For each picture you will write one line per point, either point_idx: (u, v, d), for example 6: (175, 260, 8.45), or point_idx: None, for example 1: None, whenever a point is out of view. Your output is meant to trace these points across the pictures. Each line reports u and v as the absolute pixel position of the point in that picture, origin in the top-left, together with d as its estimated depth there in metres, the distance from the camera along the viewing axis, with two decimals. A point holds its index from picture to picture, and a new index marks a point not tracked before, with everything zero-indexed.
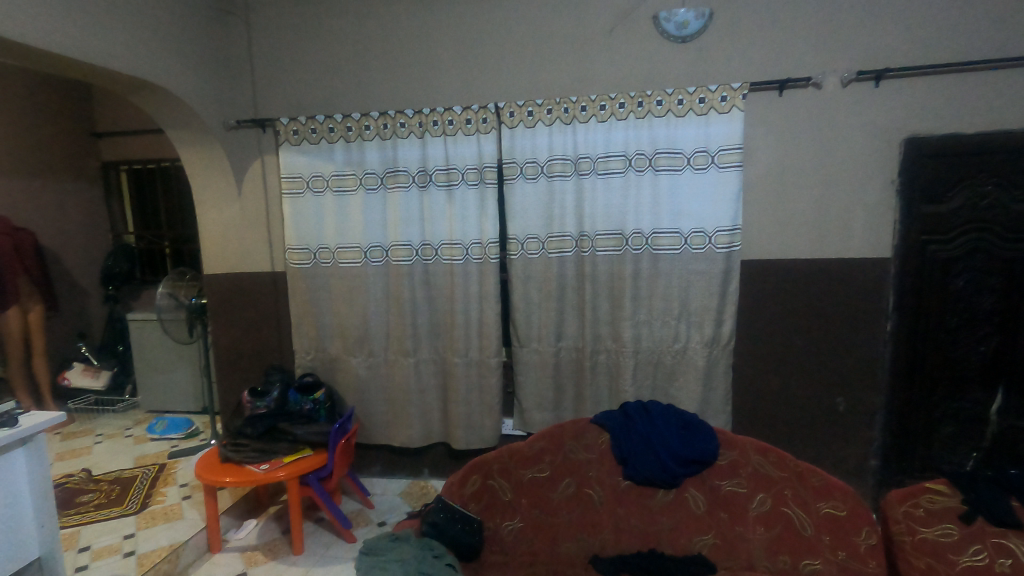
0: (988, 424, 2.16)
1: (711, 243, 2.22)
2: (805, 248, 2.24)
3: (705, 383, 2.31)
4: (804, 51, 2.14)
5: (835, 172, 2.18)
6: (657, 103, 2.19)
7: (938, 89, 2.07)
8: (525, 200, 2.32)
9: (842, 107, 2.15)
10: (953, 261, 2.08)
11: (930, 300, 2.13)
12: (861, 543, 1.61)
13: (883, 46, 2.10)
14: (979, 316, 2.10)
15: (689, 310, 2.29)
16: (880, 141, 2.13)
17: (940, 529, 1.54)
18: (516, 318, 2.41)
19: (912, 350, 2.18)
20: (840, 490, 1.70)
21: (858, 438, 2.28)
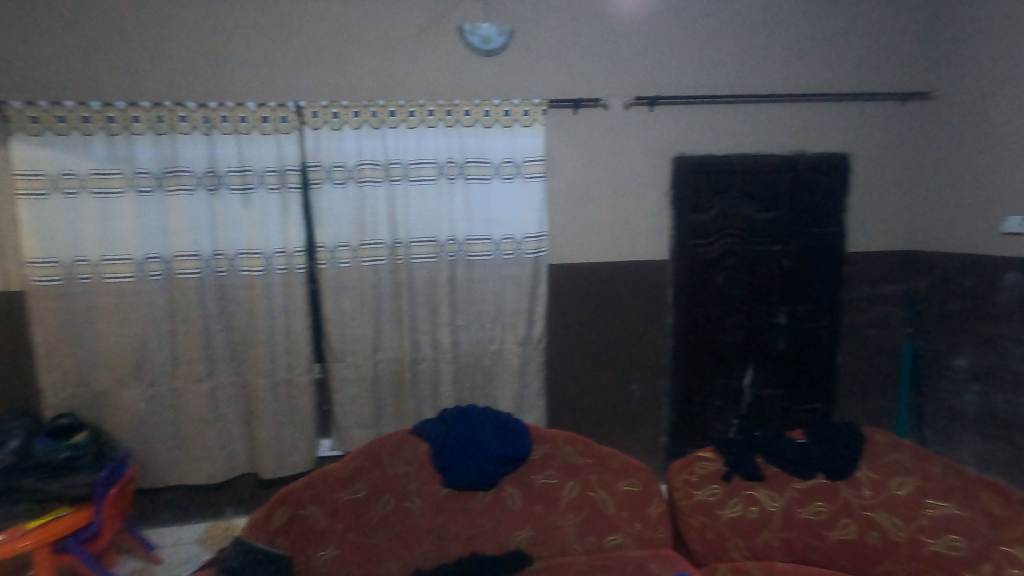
0: (744, 395, 2.59)
1: (521, 248, 2.35)
2: (601, 252, 2.48)
3: (521, 382, 2.43)
4: (593, 75, 2.38)
5: (624, 184, 2.45)
6: (465, 112, 2.25)
7: (699, 116, 2.45)
8: (333, 206, 2.20)
9: (626, 127, 2.42)
10: (712, 261, 2.48)
11: (700, 295, 2.49)
12: (653, 512, 1.83)
13: (655, 75, 2.41)
14: (734, 306, 2.52)
15: (503, 313, 2.38)
16: (656, 158, 2.46)
17: (708, 490, 1.79)
18: (329, 331, 2.27)
19: (689, 338, 2.51)
20: (635, 468, 1.92)
21: (651, 419, 2.57)
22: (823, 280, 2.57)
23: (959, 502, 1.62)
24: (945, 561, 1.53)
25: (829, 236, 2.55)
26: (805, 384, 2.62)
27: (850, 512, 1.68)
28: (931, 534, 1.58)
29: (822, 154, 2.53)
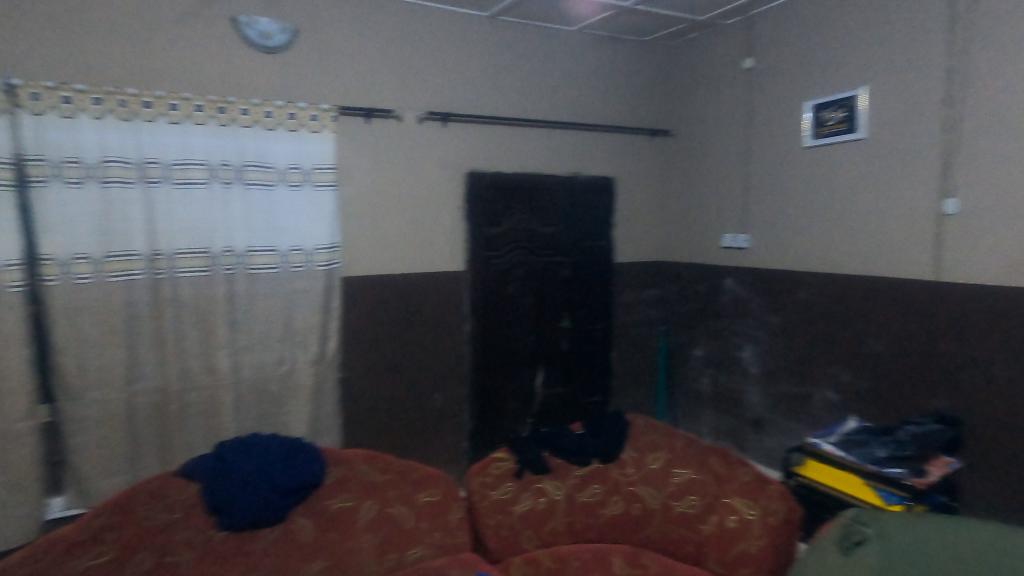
0: (536, 396, 2.80)
1: (311, 260, 2.22)
2: (397, 264, 2.46)
3: (314, 403, 2.29)
4: (384, 86, 2.36)
5: (419, 197, 2.48)
6: (242, 111, 2.06)
7: (488, 136, 2.60)
8: (65, 210, 1.82)
9: (419, 141, 2.45)
10: (504, 271, 2.64)
11: (494, 303, 2.63)
12: (451, 518, 1.83)
13: (446, 93, 2.50)
14: (524, 313, 2.72)
15: (293, 330, 2.22)
16: (449, 173, 2.53)
17: (502, 489, 1.90)
18: (61, 363, 1.86)
19: (486, 345, 2.63)
20: (435, 479, 1.93)
21: (453, 428, 2.61)
22: (596, 287, 2.92)
23: (696, 467, 1.89)
24: (687, 518, 1.77)
25: (601, 248, 2.92)
26: (585, 380, 2.94)
27: (618, 489, 1.88)
28: (677, 497, 1.82)
29: (593, 177, 2.88)
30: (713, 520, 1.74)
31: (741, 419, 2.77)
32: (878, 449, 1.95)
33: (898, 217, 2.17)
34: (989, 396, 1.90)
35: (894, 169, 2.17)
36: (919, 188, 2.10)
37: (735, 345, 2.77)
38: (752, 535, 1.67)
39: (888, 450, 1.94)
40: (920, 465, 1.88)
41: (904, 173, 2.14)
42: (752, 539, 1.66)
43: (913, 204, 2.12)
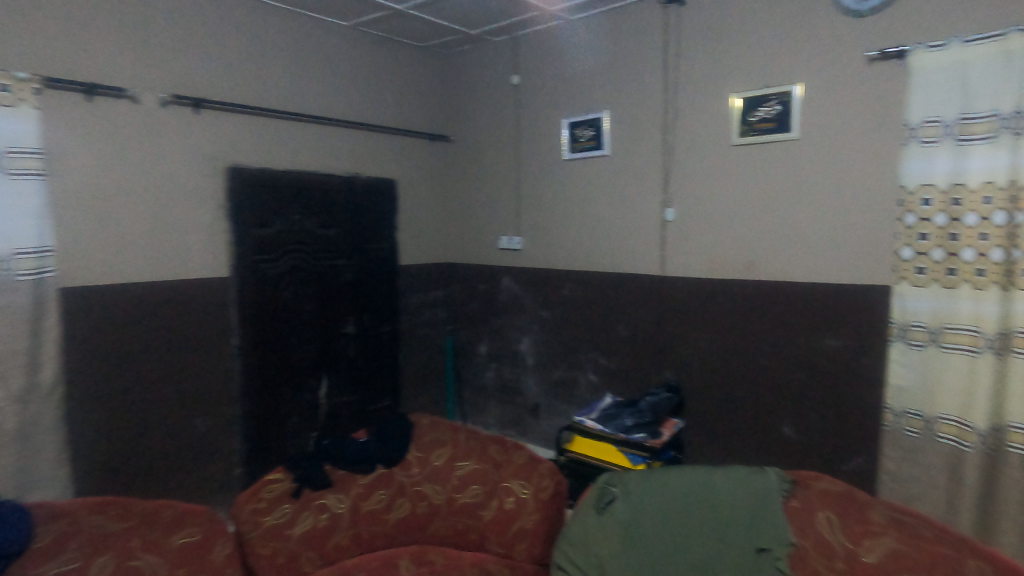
0: (320, 407, 2.64)
1: (7, 268, 1.75)
2: (138, 270, 2.09)
3: (19, 449, 1.81)
4: (112, 59, 1.99)
5: (165, 193, 2.15)
6: None
7: (252, 129, 2.38)
8: None
9: (162, 128, 2.13)
10: (278, 276, 2.43)
11: (267, 311, 2.40)
12: (217, 556, 1.65)
13: (197, 76, 2.21)
14: (303, 320, 2.54)
15: None
16: (205, 166, 2.24)
17: (278, 512, 1.74)
18: None
19: (259, 358, 2.39)
20: (194, 517, 1.76)
21: (221, 454, 2.31)
22: (381, 290, 2.87)
23: (477, 457, 1.93)
24: (470, 507, 1.84)
25: (384, 250, 2.89)
26: (373, 385, 2.88)
27: (403, 491, 1.88)
28: (460, 489, 1.87)
29: (373, 178, 2.83)
30: (493, 505, 1.83)
31: (522, 406, 3.00)
32: (627, 418, 2.29)
33: (633, 223, 2.58)
34: (700, 365, 2.39)
35: (629, 182, 2.58)
36: (648, 199, 2.53)
37: (514, 339, 2.99)
38: (526, 513, 1.80)
39: (635, 418, 2.29)
40: (657, 428, 2.26)
41: (637, 186, 2.56)
42: (526, 516, 1.80)
43: (644, 212, 2.55)
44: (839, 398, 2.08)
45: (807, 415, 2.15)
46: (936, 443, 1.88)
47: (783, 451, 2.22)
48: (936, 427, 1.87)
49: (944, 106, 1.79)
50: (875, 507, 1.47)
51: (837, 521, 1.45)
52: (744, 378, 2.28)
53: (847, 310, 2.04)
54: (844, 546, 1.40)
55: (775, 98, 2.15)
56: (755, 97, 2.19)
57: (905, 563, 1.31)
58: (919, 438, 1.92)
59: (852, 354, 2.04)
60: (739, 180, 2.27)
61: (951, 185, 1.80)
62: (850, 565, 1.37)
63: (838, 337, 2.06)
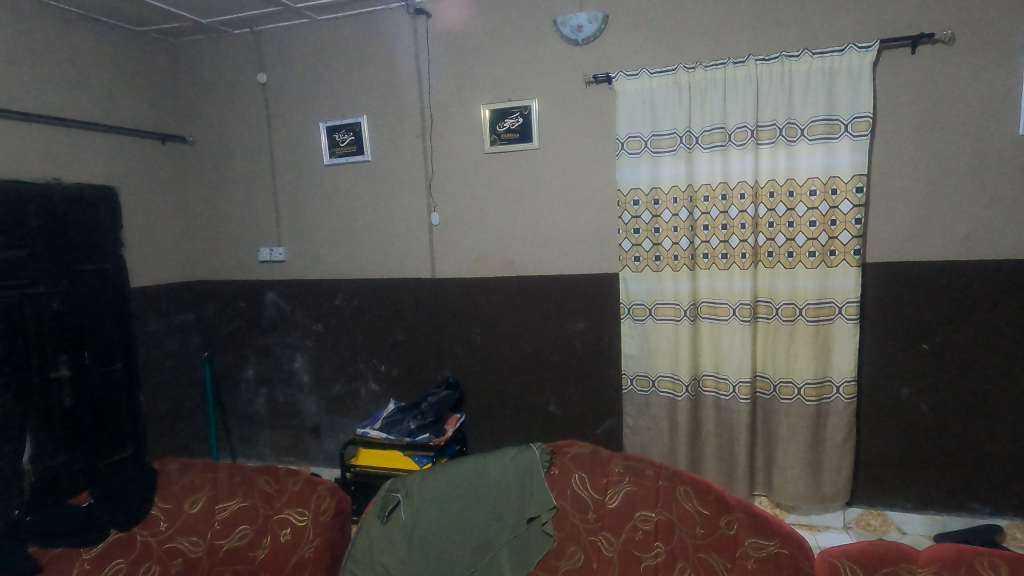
0: (26, 475, 2.08)
1: None
2: None
3: None
4: None
5: None
6: None
7: None
8: None
9: None
10: None
11: None
12: None
13: None
14: None
15: None
16: None
17: None
18: None
19: None
20: None
21: None
22: (106, 319, 2.39)
23: (242, 493, 1.75)
24: (237, 552, 1.65)
25: (107, 272, 2.40)
26: (105, 435, 2.39)
27: (149, 554, 1.61)
28: (224, 534, 1.67)
29: (84, 185, 2.33)
30: (266, 542, 1.66)
31: (300, 429, 2.80)
32: (411, 421, 2.30)
33: (400, 228, 2.61)
34: (474, 360, 2.53)
35: (392, 188, 2.60)
36: (412, 204, 2.58)
37: (285, 358, 2.77)
38: (306, 540, 1.65)
39: (417, 420, 2.31)
40: (439, 426, 2.32)
41: (399, 192, 2.59)
42: (306, 544, 1.64)
43: (410, 217, 2.59)
44: (587, 373, 2.41)
45: (565, 391, 2.44)
46: (659, 398, 2.31)
47: (549, 427, 2.49)
48: (658, 383, 2.30)
49: (642, 124, 2.19)
50: (613, 459, 1.74)
51: (586, 479, 1.69)
52: (514, 367, 2.49)
53: (588, 296, 2.37)
54: (593, 498, 1.65)
55: (518, 111, 2.38)
56: (501, 110, 2.40)
57: (635, 502, 1.60)
58: (647, 396, 2.32)
59: (594, 333, 2.38)
60: (492, 185, 2.47)
61: (651, 188, 2.22)
62: (598, 514, 1.61)
63: (583, 320, 2.39)
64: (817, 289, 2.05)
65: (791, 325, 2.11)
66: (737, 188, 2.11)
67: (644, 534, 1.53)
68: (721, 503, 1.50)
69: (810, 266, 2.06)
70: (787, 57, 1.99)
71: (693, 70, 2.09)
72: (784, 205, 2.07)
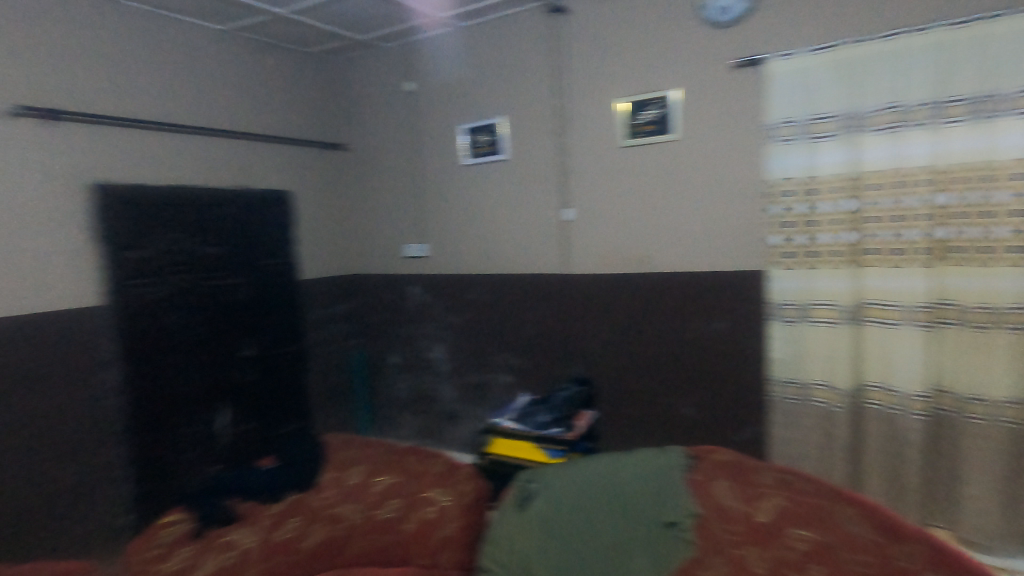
0: (221, 438, 2.45)
1: None
2: None
3: None
4: None
5: (9, 213, 1.90)
6: None
7: (118, 140, 2.17)
8: None
9: (2, 141, 1.88)
10: (162, 301, 2.26)
11: (150, 342, 2.22)
12: None
13: (54, 86, 1.99)
14: (195, 347, 2.37)
15: None
16: (67, 184, 2.03)
17: (179, 559, 1.65)
18: None
19: (146, 391, 2.20)
20: None
21: (103, 505, 2.07)
22: (279, 308, 2.76)
23: (394, 474, 1.99)
24: (390, 522, 1.79)
25: (281, 266, 2.77)
26: (279, 408, 2.74)
27: (317, 516, 1.80)
28: (379, 506, 1.85)
29: (266, 190, 2.70)
30: (414, 517, 1.80)
31: (438, 415, 2.98)
32: (542, 415, 2.34)
33: (536, 224, 2.66)
34: (606, 358, 2.50)
35: (527, 186, 2.65)
36: (546, 201, 2.62)
37: (426, 348, 2.96)
38: (448, 519, 1.78)
39: (549, 414, 2.34)
40: (570, 421, 2.32)
41: (535, 189, 2.64)
42: (449, 522, 1.76)
43: (544, 214, 2.63)
44: (729, 377, 2.26)
45: (704, 394, 2.32)
46: (811, 407, 2.11)
47: (684, 431, 2.38)
48: (811, 392, 2.10)
49: (797, 108, 2.01)
50: (760, 471, 1.68)
51: (731, 487, 1.62)
52: (647, 366, 2.42)
53: (730, 295, 2.23)
54: (740, 508, 1.54)
55: (657, 103, 2.31)
56: (640, 102, 2.34)
57: (788, 517, 1.48)
58: (798, 404, 2.13)
59: (737, 334, 2.23)
60: (628, 179, 2.41)
61: (807, 178, 2.03)
62: (745, 526, 1.49)
63: (725, 320, 2.25)
64: (1017, 291, 1.75)
65: (984, 332, 1.81)
66: (914, 175, 1.86)
67: (800, 553, 1.38)
68: (891, 529, 1.40)
69: (1010, 263, 1.75)
70: (982, 19, 1.71)
71: (861, 44, 1.88)
72: (978, 192, 1.77)
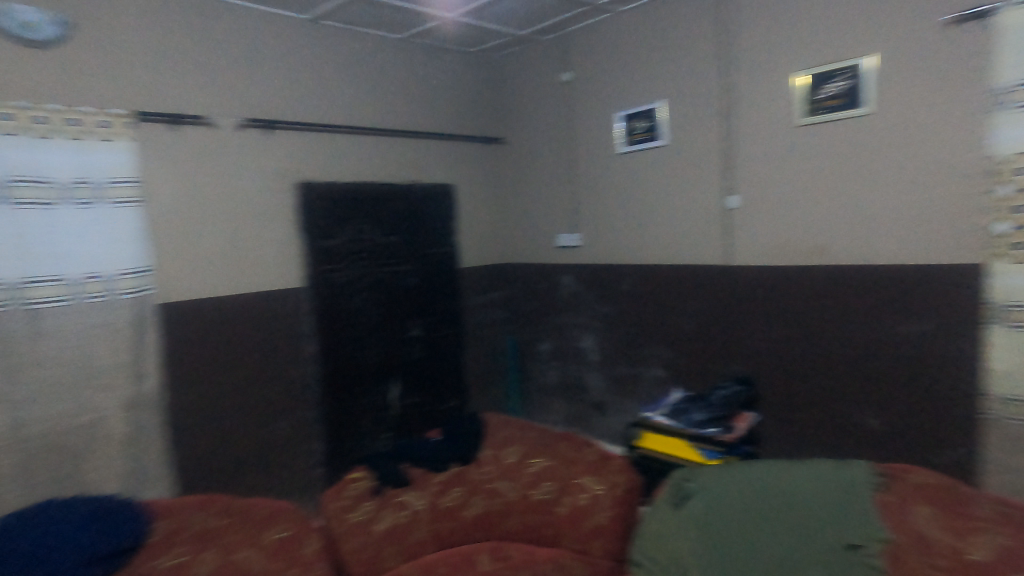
0: (392, 409, 2.73)
1: (112, 288, 1.99)
2: (220, 282, 2.28)
3: (131, 452, 2.04)
4: (197, 91, 2.20)
5: (239, 210, 2.32)
6: (3, 116, 1.79)
7: (317, 144, 2.52)
8: None
9: (239, 150, 2.31)
10: (348, 284, 2.56)
11: (339, 320, 2.53)
12: (307, 551, 1.70)
13: (270, 102, 2.39)
14: (373, 326, 2.65)
15: (97, 373, 1.96)
16: (279, 183, 2.42)
17: (361, 512, 1.81)
18: None
19: (335, 362, 2.52)
20: (282, 512, 1.83)
21: (302, 456, 2.45)
22: (443, 293, 2.95)
23: (548, 454, 1.97)
24: (543, 504, 1.84)
25: (446, 254, 2.97)
26: (442, 385, 2.96)
27: (478, 488, 1.88)
28: (533, 486, 1.88)
29: (432, 185, 2.92)
30: (567, 501, 1.84)
31: (587, 404, 2.99)
32: (698, 413, 2.21)
33: (696, 212, 2.52)
34: (773, 358, 2.30)
35: (687, 172, 2.53)
36: (707, 187, 2.47)
37: (575, 337, 2.99)
38: (601, 508, 1.82)
39: (706, 413, 2.20)
40: (729, 422, 2.17)
41: (696, 175, 2.50)
42: (600, 512, 1.81)
43: (704, 201, 2.48)
44: (929, 388, 1.95)
45: (895, 406, 2.02)
46: None
47: (869, 444, 2.10)
48: None
49: None
50: (974, 500, 1.47)
51: (936, 517, 1.43)
52: (821, 370, 2.18)
53: (935, 293, 1.91)
54: (946, 540, 1.37)
55: (845, 73, 2.05)
56: (823, 74, 2.09)
57: (1013, 559, 1.29)
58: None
59: (941, 339, 1.91)
60: (806, 161, 2.18)
61: None
62: (954, 561, 1.32)
63: (926, 322, 1.93)
64: None
65: None
66: None
67: None
68: None
69: None
70: None
71: None
72: None
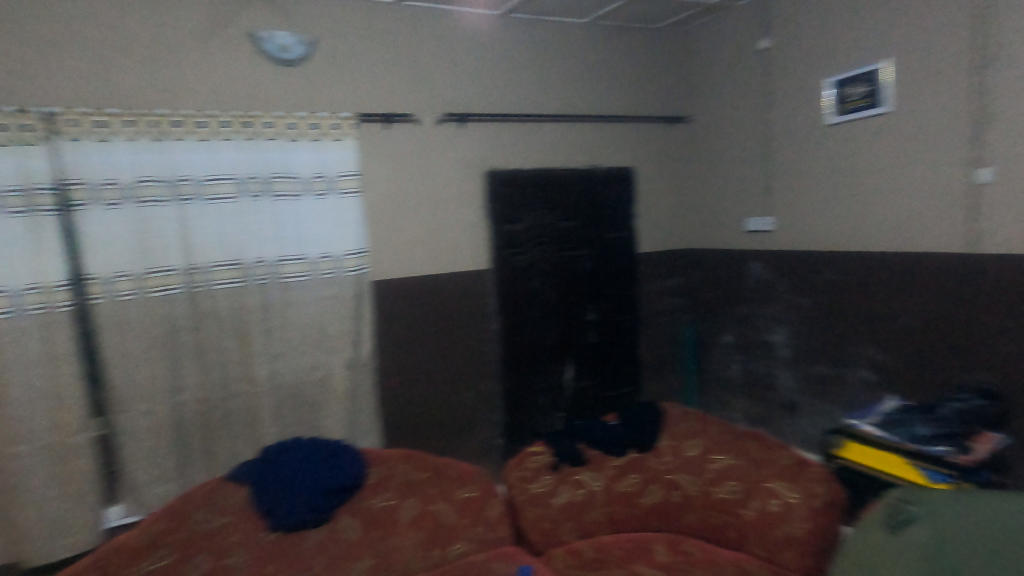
0: (567, 390, 2.80)
1: (341, 266, 2.35)
2: (420, 263, 2.54)
3: (351, 405, 2.40)
4: (405, 91, 2.47)
5: (437, 197, 2.55)
6: (266, 124, 2.20)
7: (504, 133, 2.66)
8: (109, 229, 1.98)
9: (439, 142, 2.54)
10: (528, 267, 2.67)
11: (520, 300, 2.66)
12: (492, 514, 1.86)
13: (464, 97, 2.58)
14: (551, 308, 2.73)
15: (328, 337, 2.34)
16: (471, 172, 2.61)
17: (541, 484, 1.89)
18: (113, 376, 2.02)
19: (515, 340, 2.66)
20: (470, 473, 1.95)
21: (485, 425, 2.65)
22: (619, 278, 2.92)
23: (735, 452, 1.87)
24: (728, 504, 1.76)
25: (623, 238, 2.93)
26: (616, 371, 2.95)
27: (656, 478, 1.88)
28: (717, 483, 1.81)
29: (612, 169, 2.90)
30: (755, 505, 1.72)
31: (775, 403, 2.74)
32: (923, 427, 1.88)
33: (928, 189, 2.12)
34: None
35: (917, 142, 2.14)
36: (946, 158, 2.06)
37: (764, 329, 2.75)
38: (795, 518, 1.65)
39: (934, 427, 1.86)
40: (966, 442, 1.80)
41: (930, 144, 2.10)
42: (795, 522, 1.64)
43: (940, 176, 2.08)
44: None
45: None
46: None
47: None
48: None
49: None
50: None
51: None
52: None
53: None
54: None
55: None
56: None
57: None
58: None
59: None
60: None
61: None
62: None
63: None
64: None
65: None
66: None
67: None
68: None
69: None
70: None
71: None
72: None
